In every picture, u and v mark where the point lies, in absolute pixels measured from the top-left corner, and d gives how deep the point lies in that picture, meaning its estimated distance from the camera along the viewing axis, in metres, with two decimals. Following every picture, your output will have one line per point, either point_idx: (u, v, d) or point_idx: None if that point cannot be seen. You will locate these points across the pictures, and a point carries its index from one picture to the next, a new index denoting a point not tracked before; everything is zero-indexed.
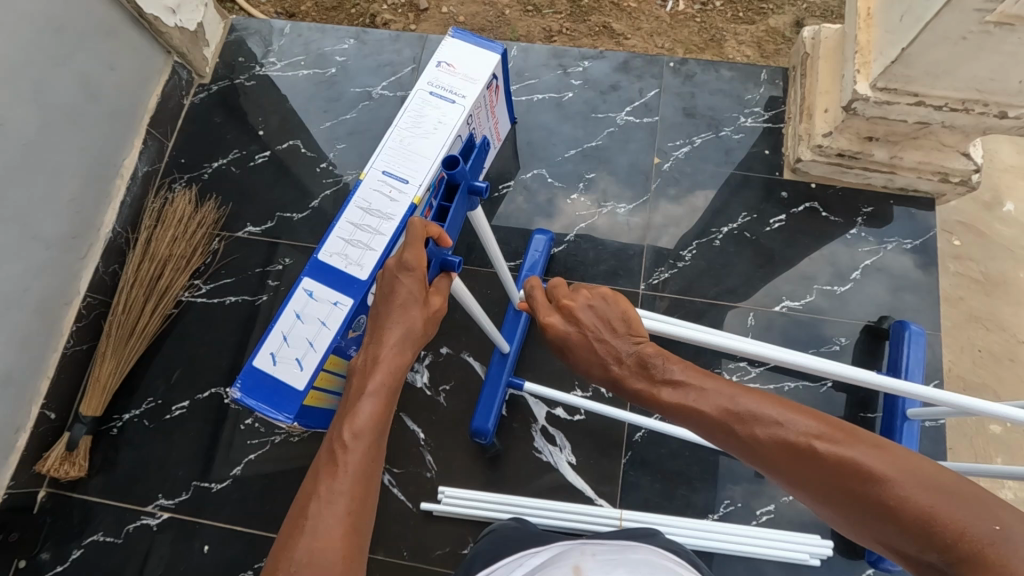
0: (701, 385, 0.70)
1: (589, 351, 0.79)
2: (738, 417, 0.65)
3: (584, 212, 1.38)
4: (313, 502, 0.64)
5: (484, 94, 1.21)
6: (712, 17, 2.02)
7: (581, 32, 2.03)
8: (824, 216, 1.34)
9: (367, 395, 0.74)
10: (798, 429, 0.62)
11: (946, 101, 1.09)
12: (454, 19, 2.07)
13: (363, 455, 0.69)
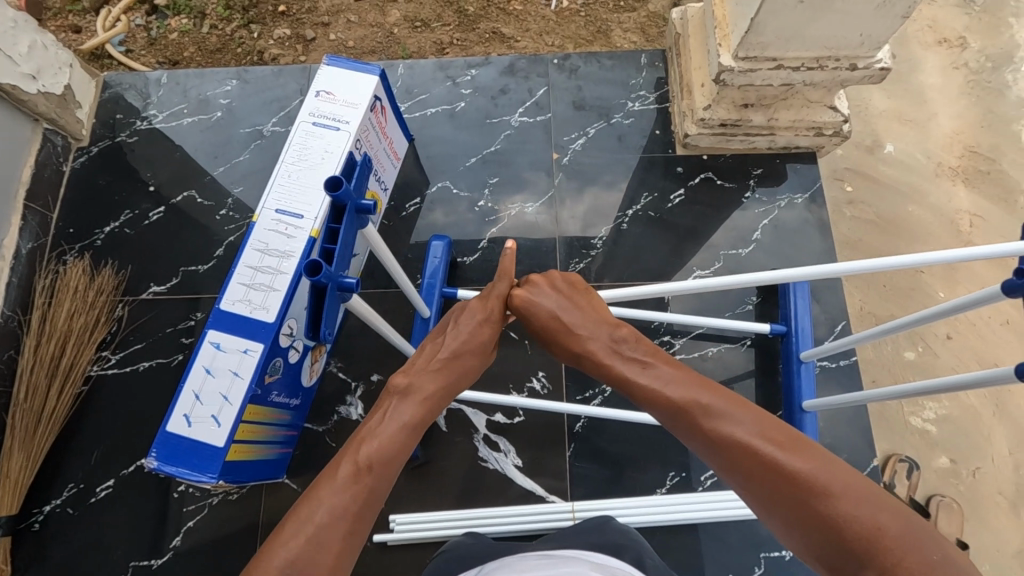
0: (669, 373, 0.70)
1: (547, 330, 0.80)
2: (704, 410, 0.64)
3: (493, 217, 1.39)
4: (319, 503, 0.58)
5: (370, 117, 1.20)
6: (596, 9, 2.08)
7: (472, 40, 2.05)
8: (720, 184, 1.40)
9: (403, 422, 0.70)
10: (742, 425, 0.62)
11: (802, 61, 1.16)
12: (343, 45, 2.05)
13: (381, 473, 0.63)
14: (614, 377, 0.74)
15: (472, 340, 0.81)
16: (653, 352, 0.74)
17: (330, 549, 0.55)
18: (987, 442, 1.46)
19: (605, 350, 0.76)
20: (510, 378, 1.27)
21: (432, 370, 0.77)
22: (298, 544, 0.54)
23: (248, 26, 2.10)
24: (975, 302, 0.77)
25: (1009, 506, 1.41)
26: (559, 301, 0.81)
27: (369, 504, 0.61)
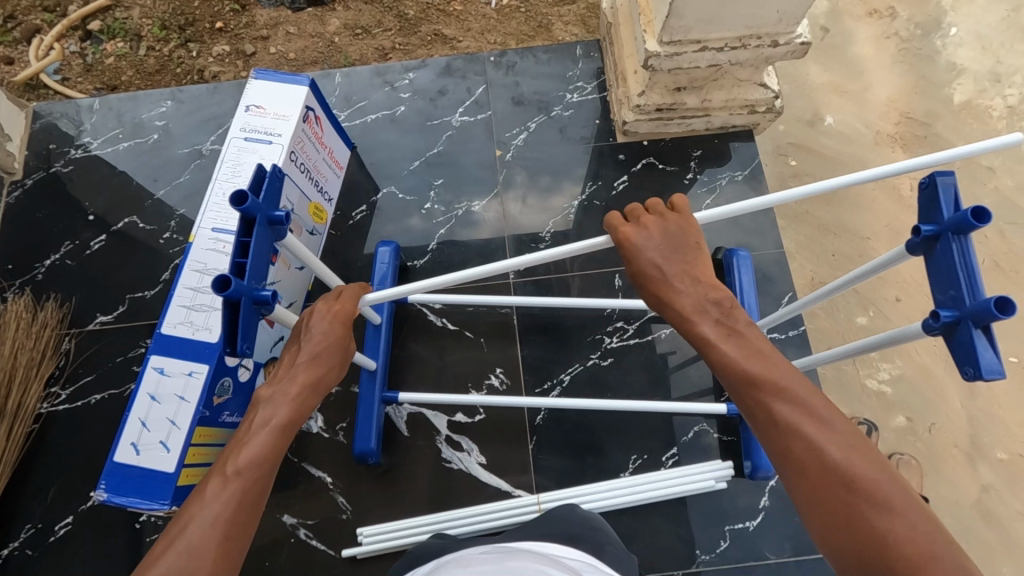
0: (760, 351, 0.74)
1: (648, 277, 0.83)
2: (785, 401, 0.70)
3: (441, 218, 1.40)
4: (185, 521, 0.64)
5: (304, 128, 1.19)
6: (536, 4, 2.09)
7: (414, 43, 2.05)
8: (662, 168, 1.42)
9: (267, 427, 0.75)
10: (815, 420, 0.68)
11: (725, 42, 1.18)
12: (284, 57, 2.03)
13: (246, 479, 0.69)
14: (697, 338, 0.78)
15: (329, 333, 0.84)
16: (747, 324, 0.77)
17: (205, 558, 0.61)
18: (940, 398, 1.50)
19: (695, 307, 0.79)
20: (468, 377, 1.27)
21: (292, 371, 0.81)
22: (168, 561, 0.60)
23: (185, 45, 2.07)
24: (894, 261, 0.82)
25: (965, 458, 1.45)
26: (671, 256, 0.83)
27: (239, 507, 0.66)
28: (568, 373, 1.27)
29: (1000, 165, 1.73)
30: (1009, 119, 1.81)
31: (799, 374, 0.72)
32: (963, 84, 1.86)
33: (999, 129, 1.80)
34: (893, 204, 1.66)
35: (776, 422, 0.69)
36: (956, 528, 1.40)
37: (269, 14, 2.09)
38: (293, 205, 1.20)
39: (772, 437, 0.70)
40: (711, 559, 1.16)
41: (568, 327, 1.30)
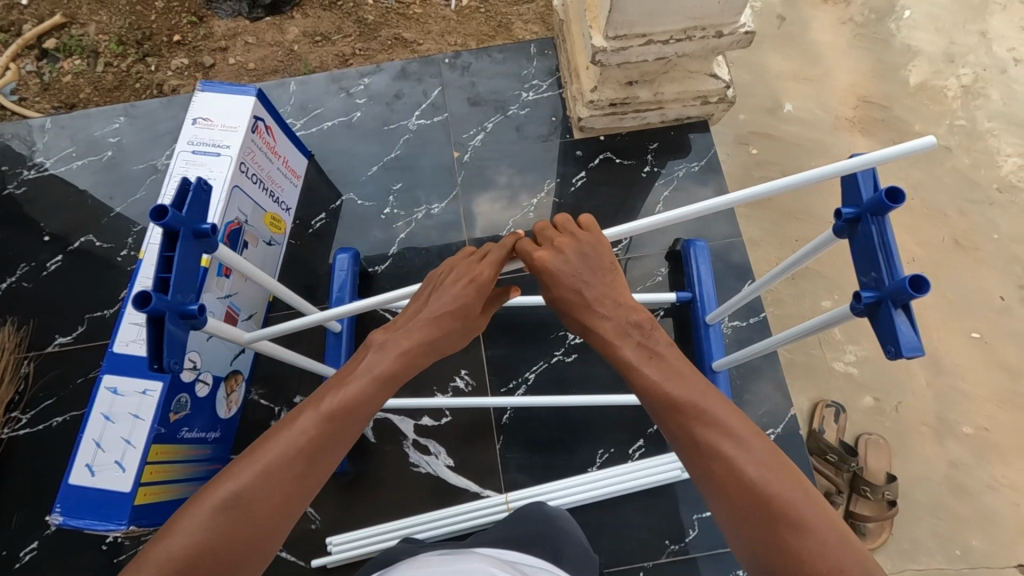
0: (678, 372, 0.73)
1: (566, 301, 0.81)
2: (704, 418, 0.68)
3: (401, 222, 1.39)
4: (276, 441, 0.67)
5: (253, 138, 1.18)
6: (495, 4, 2.09)
7: (374, 48, 2.04)
8: (619, 162, 1.43)
9: (371, 372, 0.75)
10: (739, 443, 0.66)
11: (670, 34, 1.19)
12: (244, 68, 2.02)
13: (335, 420, 0.70)
14: (618, 363, 0.76)
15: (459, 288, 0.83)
16: (667, 349, 0.75)
17: (272, 486, 0.63)
18: (908, 376, 1.49)
19: (617, 331, 0.78)
20: (433, 380, 1.27)
21: (420, 320, 0.81)
22: (245, 474, 0.63)
23: (144, 59, 2.04)
24: (827, 246, 0.82)
25: (934, 435, 1.44)
26: (590, 280, 0.81)
27: (320, 450, 0.68)
28: (533, 371, 1.27)
29: (957, 144, 1.75)
30: (964, 98, 1.82)
31: (721, 396, 0.71)
32: (919, 66, 1.86)
33: (956, 109, 1.80)
34: None
35: (698, 446, 0.67)
36: (927, 504, 1.39)
37: (226, 24, 2.07)
38: (246, 215, 1.19)
39: (694, 459, 0.68)
40: (681, 548, 1.16)
41: (531, 324, 1.31)
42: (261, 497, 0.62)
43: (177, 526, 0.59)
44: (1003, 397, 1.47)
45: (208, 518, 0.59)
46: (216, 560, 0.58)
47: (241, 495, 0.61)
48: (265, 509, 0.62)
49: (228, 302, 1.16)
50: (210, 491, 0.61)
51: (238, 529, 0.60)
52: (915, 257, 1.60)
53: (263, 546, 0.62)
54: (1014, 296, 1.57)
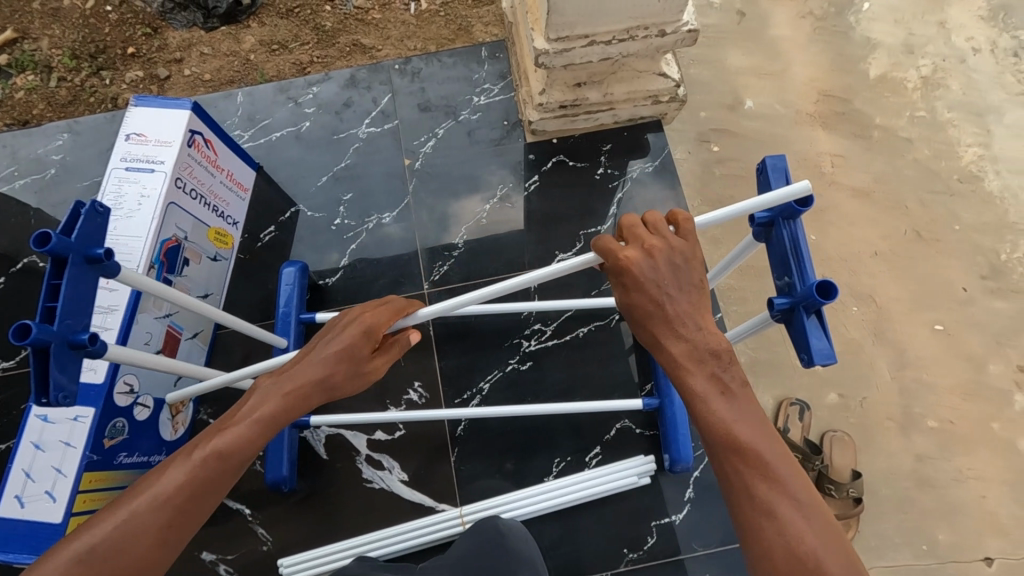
0: (747, 416, 0.68)
1: (642, 313, 0.74)
2: (764, 473, 0.65)
3: (351, 232, 1.39)
4: (143, 491, 0.68)
5: (190, 153, 1.16)
6: (456, 5, 1.91)
7: (333, 54, 1.84)
8: (572, 165, 1.44)
9: (250, 419, 0.77)
10: (796, 507, 0.63)
11: (612, 35, 1.17)
12: (200, 80, 1.84)
13: (205, 471, 0.71)
14: (683, 389, 0.71)
15: (352, 335, 0.84)
16: (740, 386, 0.70)
17: (132, 540, 0.65)
18: (872, 371, 1.47)
19: (689, 356, 0.71)
20: (386, 394, 1.25)
21: (308, 364, 0.82)
22: (104, 527, 0.65)
23: (97, 72, 1.83)
24: (758, 246, 0.82)
25: (898, 429, 1.42)
26: (674, 293, 0.73)
27: (188, 502, 0.69)
28: (487, 381, 1.26)
29: (918, 135, 1.71)
30: (924, 90, 1.76)
31: (786, 451, 0.67)
32: (878, 59, 1.80)
33: (915, 101, 1.75)
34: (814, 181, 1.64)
35: (748, 498, 0.64)
36: (893, 500, 1.37)
37: (180, 35, 1.86)
38: (185, 232, 1.16)
39: (741, 508, 0.65)
40: (639, 556, 1.16)
41: (485, 331, 1.29)
42: (117, 551, 0.64)
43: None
44: (966, 389, 1.46)
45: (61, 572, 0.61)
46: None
47: (97, 548, 0.63)
48: (121, 566, 0.63)
49: (169, 322, 1.13)
50: (66, 543, 0.63)
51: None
52: (877, 251, 1.58)
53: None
54: (977, 286, 1.55)
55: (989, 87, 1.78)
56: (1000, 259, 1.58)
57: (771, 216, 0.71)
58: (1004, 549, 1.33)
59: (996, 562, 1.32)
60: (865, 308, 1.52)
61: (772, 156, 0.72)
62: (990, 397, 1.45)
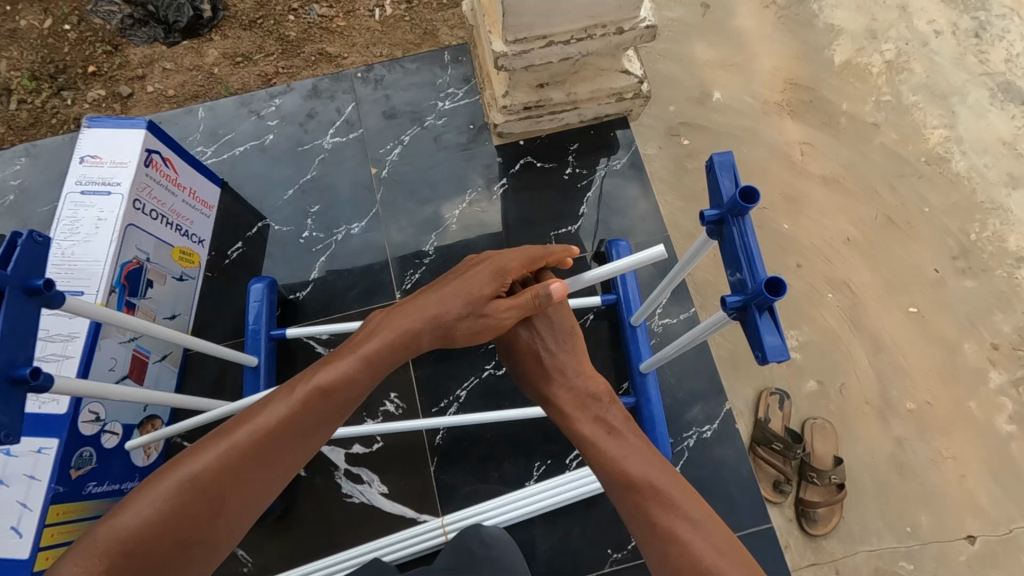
0: (633, 449, 0.79)
1: (528, 367, 0.90)
2: (659, 496, 0.73)
3: (321, 245, 1.39)
4: (256, 416, 0.75)
5: (148, 173, 1.14)
6: (420, 12, 1.75)
7: (298, 67, 1.69)
8: (540, 166, 1.47)
9: (356, 356, 0.82)
10: (691, 522, 0.70)
11: (570, 35, 1.17)
12: (164, 97, 1.67)
13: (310, 405, 0.77)
14: (577, 437, 0.83)
15: (467, 284, 0.86)
16: (623, 423, 0.83)
17: (247, 459, 0.71)
18: (848, 357, 1.48)
19: (575, 403, 0.86)
20: (362, 407, 1.24)
21: (418, 308, 0.86)
22: (220, 445, 0.71)
23: (59, 94, 1.67)
24: (711, 244, 0.88)
25: (877, 413, 1.43)
26: (550, 345, 0.89)
27: (292, 433, 0.75)
28: (464, 388, 1.26)
29: (884, 120, 1.71)
30: (888, 73, 1.76)
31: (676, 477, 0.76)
32: (843, 45, 1.79)
33: (880, 85, 1.74)
34: (785, 171, 1.64)
35: (648, 527, 0.72)
36: (874, 484, 1.38)
37: (142, 51, 1.71)
38: (147, 253, 1.14)
39: (647, 540, 0.72)
40: (623, 556, 1.17)
41: (458, 338, 1.29)
42: (233, 468, 0.70)
43: (157, 482, 0.67)
44: (941, 370, 1.47)
45: (183, 483, 0.67)
46: (183, 521, 0.66)
47: (215, 463, 0.69)
48: (228, 492, 0.69)
49: (135, 346, 1.11)
50: (189, 456, 0.70)
51: (207, 494, 0.68)
52: (849, 237, 1.59)
53: (229, 516, 0.69)
54: (948, 267, 1.56)
55: (951, 69, 1.77)
56: (970, 239, 1.59)
57: (721, 214, 0.78)
58: (985, 527, 1.35)
59: (977, 539, 1.34)
60: (840, 295, 1.53)
61: (720, 155, 0.79)
62: (964, 377, 1.47)
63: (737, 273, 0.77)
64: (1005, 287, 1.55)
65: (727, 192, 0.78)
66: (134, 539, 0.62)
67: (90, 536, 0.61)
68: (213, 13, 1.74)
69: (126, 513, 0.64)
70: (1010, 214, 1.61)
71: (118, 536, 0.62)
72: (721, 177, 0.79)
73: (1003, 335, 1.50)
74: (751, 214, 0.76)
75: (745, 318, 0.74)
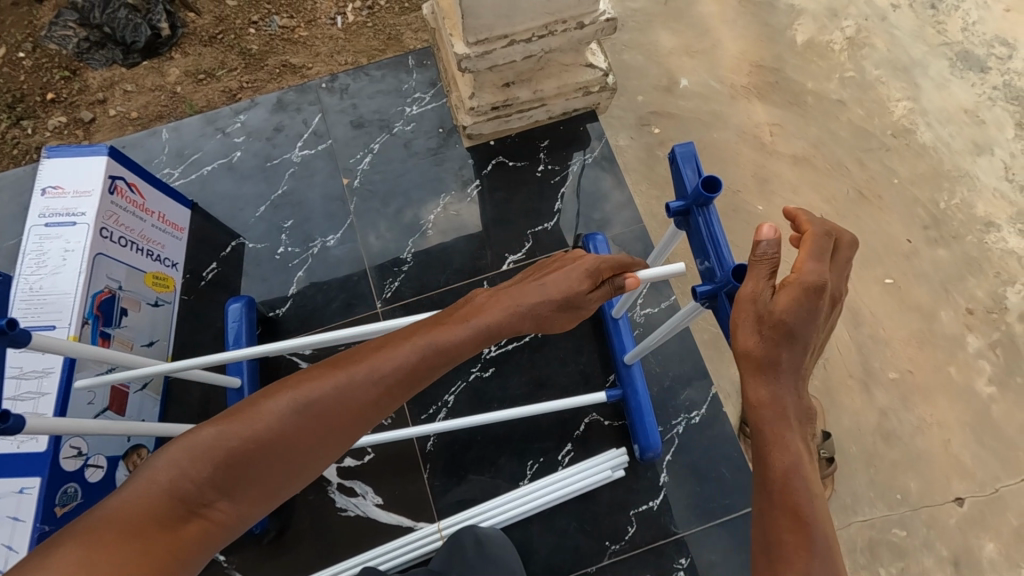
0: (798, 463, 0.67)
1: (795, 335, 0.68)
2: (799, 515, 0.65)
3: (297, 260, 1.38)
4: (362, 364, 0.72)
5: (113, 200, 1.12)
6: (382, 17, 1.70)
7: (262, 79, 1.64)
8: (512, 165, 1.47)
9: (469, 324, 0.78)
10: (817, 559, 0.62)
11: (531, 32, 1.17)
12: (127, 119, 1.61)
13: (418, 367, 0.73)
14: (756, 416, 0.69)
15: (571, 277, 0.81)
16: (805, 428, 0.69)
17: (342, 408, 0.69)
18: (828, 333, 1.50)
19: (786, 396, 0.69)
20: None
21: (529, 289, 0.81)
22: (321, 385, 0.69)
23: (18, 123, 1.61)
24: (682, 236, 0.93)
25: (860, 385, 1.45)
26: (806, 330, 0.68)
27: (391, 392, 0.72)
28: (452, 393, 1.27)
29: (849, 97, 1.73)
30: (850, 50, 1.78)
31: (825, 510, 0.66)
32: (804, 25, 1.81)
33: (843, 62, 1.77)
34: (755, 153, 1.66)
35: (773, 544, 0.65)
36: (863, 456, 1.40)
37: (102, 75, 1.66)
38: (119, 281, 1.13)
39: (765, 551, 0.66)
40: (621, 547, 1.18)
41: None
42: (327, 413, 0.68)
43: (253, 407, 0.66)
44: (919, 338, 1.50)
45: (279, 416, 0.66)
46: (267, 454, 0.65)
47: (312, 403, 0.68)
48: (329, 422, 0.69)
49: (114, 376, 1.09)
50: (289, 387, 0.68)
51: (296, 433, 0.67)
52: (822, 214, 1.61)
53: (310, 460, 0.68)
54: (920, 237, 1.59)
55: (910, 42, 1.80)
56: (939, 208, 1.62)
57: (687, 204, 0.82)
58: (972, 489, 1.38)
59: (966, 501, 1.37)
60: None
61: (681, 148, 0.84)
62: (943, 343, 1.49)
63: (705, 261, 0.81)
64: (976, 253, 1.57)
65: (692, 183, 0.83)
66: (222, 462, 0.63)
67: (180, 446, 0.62)
68: (172, 31, 1.68)
69: (219, 430, 0.64)
70: (977, 180, 1.64)
71: (204, 455, 0.62)
72: (684, 168, 0.83)
73: (977, 299, 1.53)
74: (715, 204, 0.80)
75: (717, 306, 0.79)
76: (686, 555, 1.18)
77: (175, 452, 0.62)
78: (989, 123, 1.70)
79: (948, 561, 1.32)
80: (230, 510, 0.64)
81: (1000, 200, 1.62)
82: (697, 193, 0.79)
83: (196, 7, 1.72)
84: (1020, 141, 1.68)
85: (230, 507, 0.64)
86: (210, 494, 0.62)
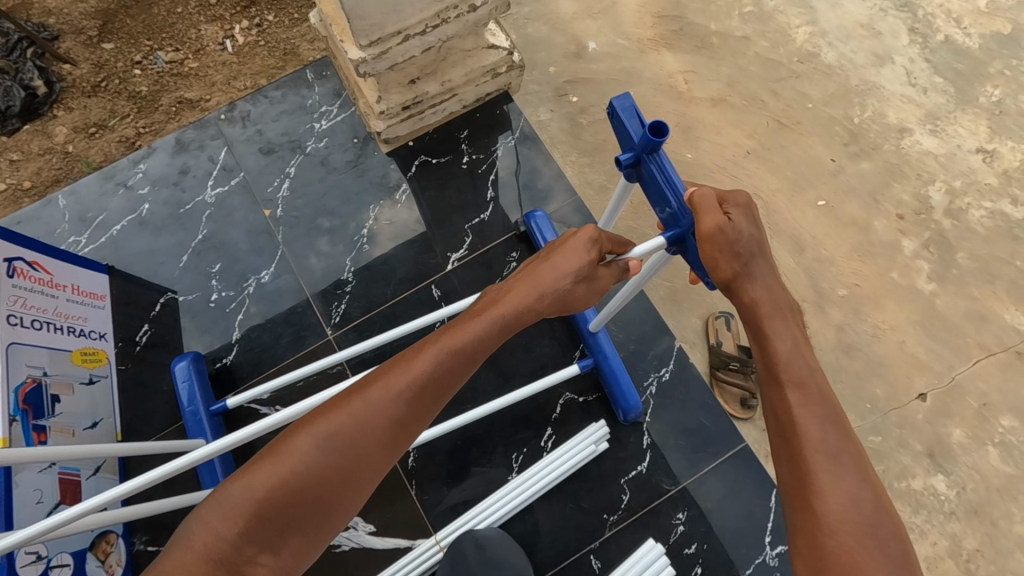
0: (787, 341, 0.73)
1: (754, 260, 0.75)
2: (795, 382, 0.70)
3: (234, 303, 1.32)
4: (378, 386, 0.69)
5: (15, 283, 1.03)
6: (274, 32, 1.62)
7: (158, 121, 1.53)
8: (436, 162, 1.44)
9: (481, 324, 0.74)
10: (821, 422, 0.67)
11: (424, 24, 1.13)
12: (19, 190, 1.47)
13: (435, 377, 0.71)
14: (746, 301, 0.75)
15: (584, 254, 0.78)
16: (789, 311, 0.76)
17: (366, 437, 0.66)
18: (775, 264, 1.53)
19: (767, 296, 0.75)
20: None
21: (539, 272, 0.77)
22: (342, 415, 0.66)
23: None
24: (630, 186, 0.93)
25: (814, 308, 1.50)
26: (759, 252, 0.76)
27: (415, 408, 0.70)
28: None
29: (752, 31, 1.75)
30: None
31: (827, 385, 0.71)
32: None
33: None
34: (673, 102, 1.67)
35: (780, 419, 0.69)
36: (829, 373, 1.45)
37: None
38: (42, 367, 1.05)
39: (775, 427, 0.70)
40: (620, 516, 1.19)
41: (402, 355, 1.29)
42: (356, 443, 0.66)
43: (280, 452, 0.64)
44: (860, 251, 1.55)
45: (307, 452, 0.63)
46: (302, 496, 0.63)
47: (336, 433, 0.65)
48: (358, 451, 0.66)
49: (60, 468, 1.02)
50: (309, 425, 0.66)
51: (331, 466, 0.64)
52: (748, 149, 1.63)
53: (348, 492, 0.65)
54: (842, 154, 1.64)
55: None
56: (855, 122, 1.67)
57: (636, 153, 0.82)
58: (932, 381, 1.44)
59: (928, 395, 1.44)
60: None
61: (618, 100, 0.83)
62: (881, 251, 1.55)
63: (668, 208, 0.81)
64: (896, 159, 1.63)
65: (637, 133, 0.82)
66: (255, 515, 0.60)
67: (209, 510, 0.60)
68: (49, 88, 1.54)
69: (246, 484, 0.61)
70: (884, 90, 1.70)
71: (238, 511, 0.60)
72: (627, 120, 0.83)
73: (905, 204, 1.59)
74: (663, 149, 0.80)
75: (686, 248, 0.82)
76: (684, 509, 1.20)
77: (207, 515, 0.60)
78: (885, 33, 1.75)
79: (923, 454, 1.39)
80: (273, 566, 0.61)
81: (908, 104, 1.68)
82: (644, 140, 0.79)
83: (71, 57, 1.58)
84: (916, 46, 1.74)
85: (274, 561, 0.61)
86: (250, 549, 0.59)
